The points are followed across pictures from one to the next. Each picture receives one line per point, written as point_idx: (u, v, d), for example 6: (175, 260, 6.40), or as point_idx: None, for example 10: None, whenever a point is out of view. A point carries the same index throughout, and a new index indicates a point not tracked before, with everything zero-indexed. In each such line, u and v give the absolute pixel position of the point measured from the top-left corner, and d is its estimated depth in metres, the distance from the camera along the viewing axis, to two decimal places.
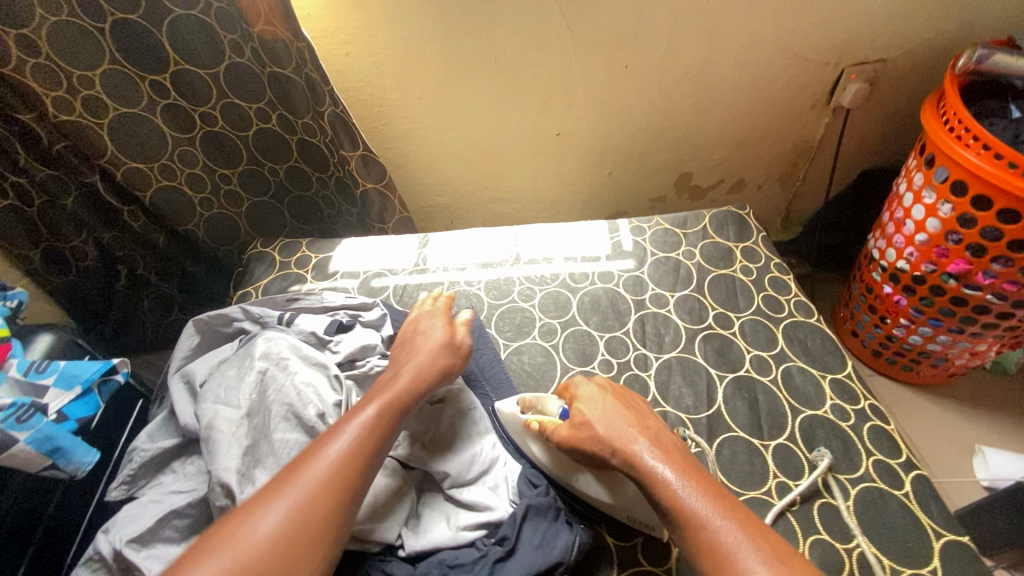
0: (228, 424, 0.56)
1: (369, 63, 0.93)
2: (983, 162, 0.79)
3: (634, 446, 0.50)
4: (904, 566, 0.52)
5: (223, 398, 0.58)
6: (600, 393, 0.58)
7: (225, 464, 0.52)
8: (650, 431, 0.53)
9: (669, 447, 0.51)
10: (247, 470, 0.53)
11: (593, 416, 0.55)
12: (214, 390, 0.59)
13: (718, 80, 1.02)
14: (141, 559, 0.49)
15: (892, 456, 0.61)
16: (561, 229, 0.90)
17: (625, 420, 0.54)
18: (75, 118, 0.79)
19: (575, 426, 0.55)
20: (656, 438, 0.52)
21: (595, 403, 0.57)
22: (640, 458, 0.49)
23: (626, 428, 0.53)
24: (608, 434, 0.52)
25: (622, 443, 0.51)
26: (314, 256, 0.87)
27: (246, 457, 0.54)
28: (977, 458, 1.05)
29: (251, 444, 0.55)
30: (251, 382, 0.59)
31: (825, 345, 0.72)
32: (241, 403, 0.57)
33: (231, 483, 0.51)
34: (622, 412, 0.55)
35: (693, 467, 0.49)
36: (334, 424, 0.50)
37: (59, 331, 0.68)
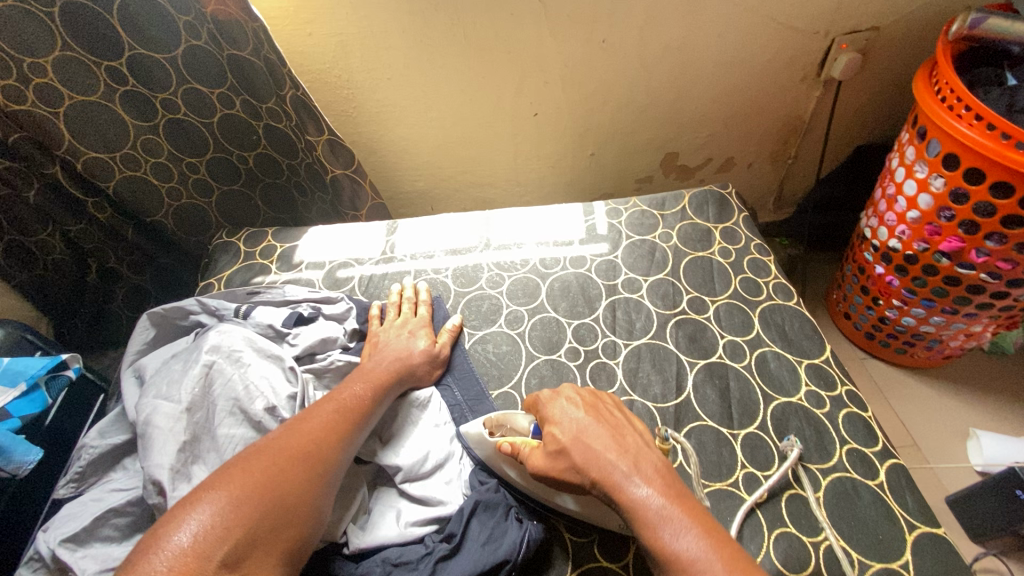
0: (165, 419, 0.53)
1: (333, 43, 0.90)
2: (975, 133, 0.74)
3: (611, 477, 0.46)
4: (872, 559, 0.50)
5: (166, 393, 0.56)
6: (573, 407, 0.53)
7: (159, 461, 0.51)
8: (627, 452, 0.48)
9: (649, 472, 0.46)
10: (183, 467, 0.51)
11: (567, 438, 0.50)
12: (157, 385, 0.57)
13: (702, 53, 0.97)
14: (75, 560, 0.48)
15: (867, 445, 0.58)
16: (533, 212, 0.86)
17: (602, 441, 0.49)
18: (27, 107, 0.74)
19: (550, 453, 0.50)
20: (634, 460, 0.47)
21: (569, 422, 0.51)
22: (618, 490, 0.45)
23: (603, 455, 0.47)
24: (582, 460, 0.48)
25: (597, 473, 0.46)
26: (279, 245, 0.85)
27: (182, 453, 0.52)
28: (970, 442, 1.02)
29: (190, 440, 0.53)
30: (194, 375, 0.57)
31: (803, 329, 0.69)
32: (183, 399, 0.55)
33: (163, 480, 0.50)
34: (597, 431, 0.50)
35: (677, 493, 0.44)
36: (297, 426, 0.51)
37: (8, 325, 0.66)
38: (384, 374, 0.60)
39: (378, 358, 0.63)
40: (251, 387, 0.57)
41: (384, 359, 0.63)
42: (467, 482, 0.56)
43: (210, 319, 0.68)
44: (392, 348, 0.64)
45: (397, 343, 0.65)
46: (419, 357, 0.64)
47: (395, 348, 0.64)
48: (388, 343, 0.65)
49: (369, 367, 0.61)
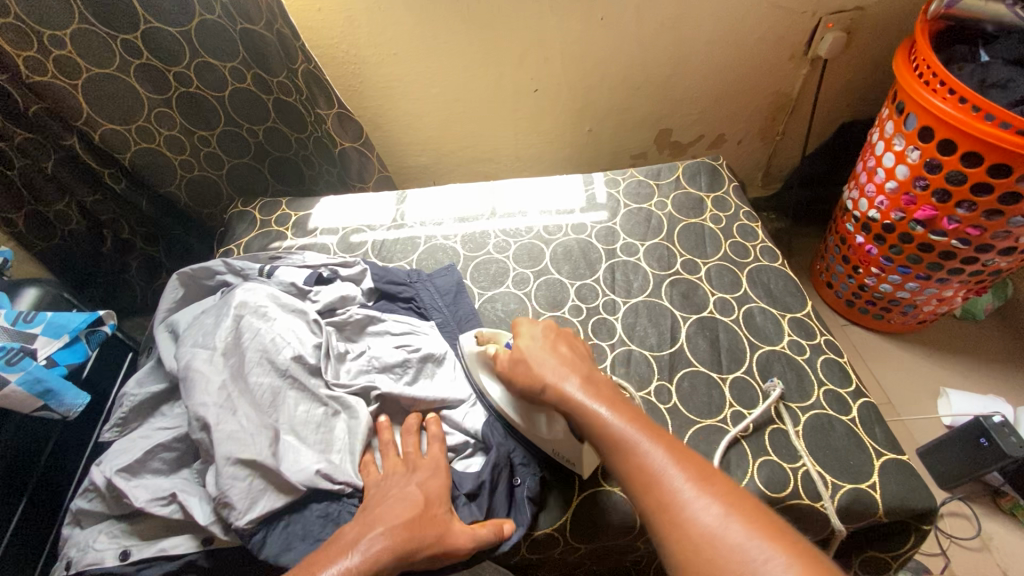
0: (204, 363, 0.59)
1: (342, 18, 0.93)
2: (949, 107, 0.80)
3: (566, 385, 0.53)
4: (844, 481, 0.57)
5: (202, 345, 0.60)
6: (540, 331, 0.60)
7: (203, 400, 0.56)
8: (581, 370, 0.55)
9: (598, 384, 0.54)
10: (226, 402, 0.57)
11: (535, 360, 0.57)
12: (193, 336, 0.62)
13: (696, 31, 1.02)
14: (130, 487, 0.53)
15: (843, 386, 0.64)
16: (536, 182, 0.91)
17: (560, 362, 0.56)
18: (49, 79, 0.77)
19: (514, 362, 0.58)
20: (586, 375, 0.55)
21: (535, 342, 0.59)
22: (572, 396, 0.52)
23: (559, 366, 0.55)
24: (543, 374, 0.55)
25: (555, 383, 0.54)
26: (294, 214, 0.89)
27: (220, 392, 0.57)
28: (940, 399, 1.09)
29: (227, 380, 0.58)
30: (226, 326, 0.62)
31: (787, 287, 0.75)
32: (222, 343, 0.60)
33: (206, 417, 0.55)
34: (553, 353, 0.57)
35: (622, 400, 0.52)
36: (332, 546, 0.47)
37: (45, 284, 0.71)
38: (399, 528, 0.49)
39: (381, 508, 0.51)
40: (280, 340, 0.62)
41: (397, 507, 0.51)
42: (472, 430, 0.62)
43: (236, 280, 0.72)
44: (415, 484, 0.54)
45: (425, 484, 0.54)
46: (437, 503, 0.52)
47: (420, 483, 0.54)
48: (413, 474, 0.55)
49: (376, 510, 0.50)
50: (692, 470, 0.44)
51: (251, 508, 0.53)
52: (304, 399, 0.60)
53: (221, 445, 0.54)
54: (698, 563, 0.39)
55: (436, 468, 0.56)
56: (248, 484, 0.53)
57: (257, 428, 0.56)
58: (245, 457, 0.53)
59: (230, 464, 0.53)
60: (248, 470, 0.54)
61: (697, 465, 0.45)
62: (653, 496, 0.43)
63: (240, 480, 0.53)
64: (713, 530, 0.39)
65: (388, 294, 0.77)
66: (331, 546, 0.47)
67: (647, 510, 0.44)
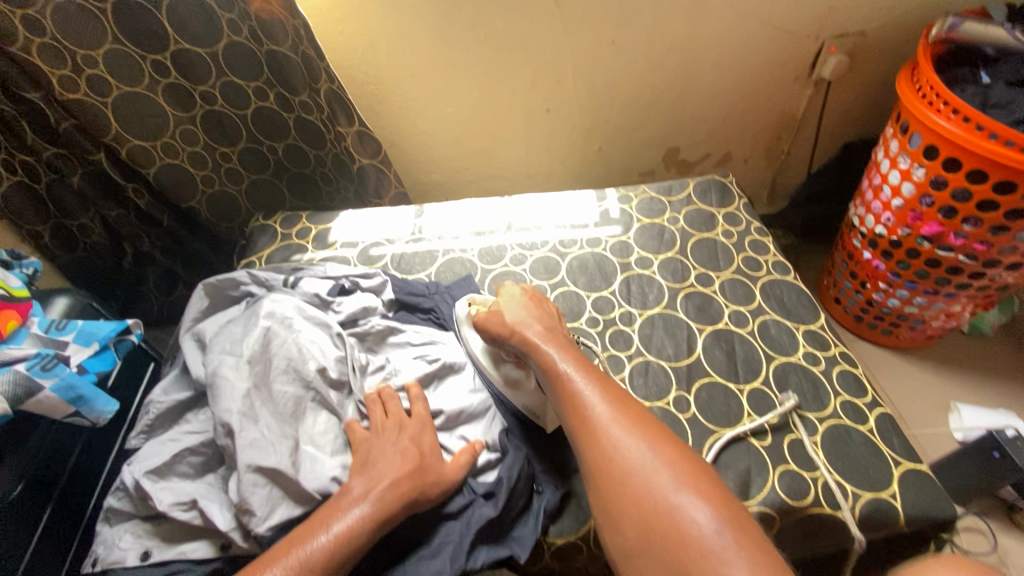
0: (231, 371, 0.59)
1: (363, 41, 0.96)
2: (953, 126, 0.82)
3: (528, 330, 0.62)
4: (864, 490, 0.58)
5: (227, 351, 0.61)
6: (519, 294, 0.69)
7: (227, 408, 0.57)
8: (547, 324, 0.64)
9: (556, 333, 0.62)
10: (248, 410, 0.57)
11: (509, 313, 0.65)
12: (220, 344, 0.63)
13: (703, 54, 1.05)
14: (156, 490, 0.54)
15: (859, 396, 0.65)
16: (550, 198, 0.93)
17: (529, 313, 0.65)
18: (81, 96, 0.79)
19: (490, 313, 0.66)
20: (550, 329, 0.63)
21: (512, 301, 0.68)
22: (532, 340, 0.60)
23: (526, 319, 0.64)
24: (511, 323, 0.63)
25: (522, 330, 0.62)
26: (314, 227, 0.91)
27: (245, 400, 0.58)
28: (951, 414, 1.10)
29: (253, 388, 0.59)
30: (255, 336, 0.62)
31: (800, 300, 0.76)
32: (249, 346, 0.62)
33: (231, 424, 0.56)
34: (527, 309, 0.66)
35: (570, 345, 0.60)
36: (332, 506, 0.50)
37: (75, 295, 0.73)
38: (403, 481, 0.53)
39: (380, 463, 0.54)
40: (305, 346, 0.62)
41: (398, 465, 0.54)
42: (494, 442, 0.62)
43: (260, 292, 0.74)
44: (406, 439, 0.57)
45: (417, 438, 0.58)
46: (431, 453, 0.57)
47: (413, 437, 0.58)
48: (402, 430, 0.58)
49: (377, 466, 0.54)
50: (611, 395, 0.52)
51: (271, 514, 0.53)
52: (323, 411, 0.61)
53: (244, 452, 0.54)
54: (600, 460, 0.47)
55: (423, 423, 0.60)
56: (269, 492, 0.54)
57: (280, 435, 0.56)
58: (267, 465, 0.53)
59: (251, 472, 0.53)
60: (268, 478, 0.54)
61: (617, 393, 0.52)
62: (575, 413, 0.51)
63: (261, 488, 0.53)
64: (617, 440, 0.48)
65: (408, 305, 0.78)
66: (339, 501, 0.51)
67: (570, 425, 0.52)
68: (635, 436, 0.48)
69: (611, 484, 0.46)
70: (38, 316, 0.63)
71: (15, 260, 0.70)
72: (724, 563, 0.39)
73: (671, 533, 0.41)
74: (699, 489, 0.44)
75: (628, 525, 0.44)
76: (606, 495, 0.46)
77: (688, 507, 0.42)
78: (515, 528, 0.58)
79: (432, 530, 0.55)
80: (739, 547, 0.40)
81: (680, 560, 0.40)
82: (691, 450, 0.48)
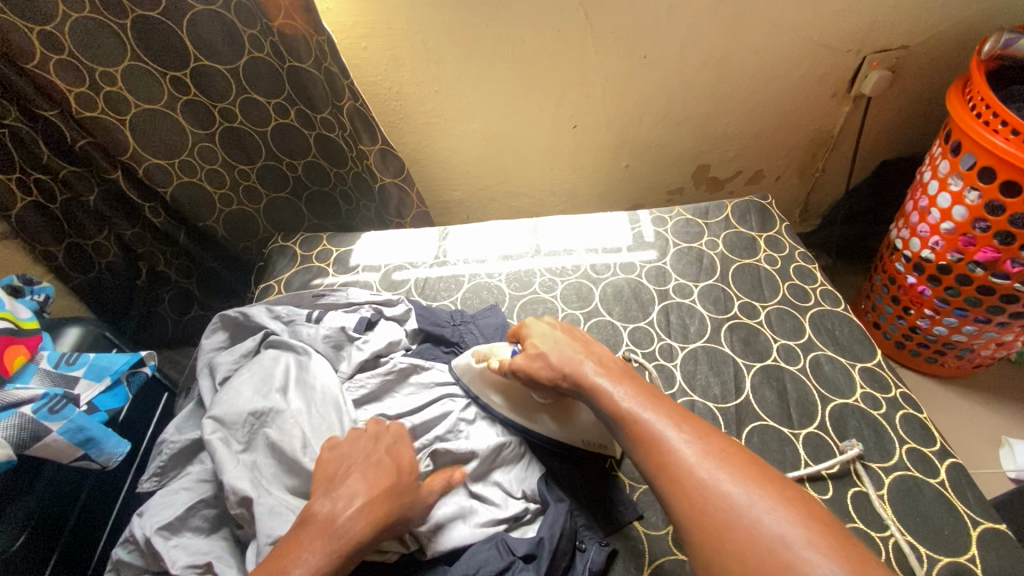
0: (225, 450, 0.55)
1: (386, 57, 0.93)
2: (1011, 147, 0.77)
3: (582, 366, 0.54)
4: (940, 554, 0.52)
5: (240, 404, 0.58)
6: (550, 327, 0.62)
7: (237, 478, 0.52)
8: (597, 356, 0.56)
9: (613, 366, 0.55)
10: (260, 483, 0.53)
11: (549, 354, 0.57)
12: (219, 409, 0.58)
13: (738, 70, 1.01)
14: (169, 548, 0.50)
15: (927, 445, 0.60)
16: (581, 220, 0.89)
17: (577, 348, 0.57)
18: (98, 114, 0.76)
19: (530, 357, 0.58)
20: (602, 360, 0.55)
21: (549, 338, 0.59)
22: (587, 376, 0.53)
23: (576, 356, 0.56)
24: (560, 363, 0.56)
25: (574, 369, 0.55)
26: (335, 249, 0.87)
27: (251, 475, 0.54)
28: (1002, 449, 1.04)
29: (253, 462, 0.55)
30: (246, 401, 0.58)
31: (854, 334, 0.71)
32: (268, 399, 0.59)
33: (247, 492, 0.52)
34: (572, 343, 0.58)
35: (634, 379, 0.52)
36: (296, 535, 0.45)
37: (88, 323, 0.70)
38: (377, 503, 0.48)
39: (348, 482, 0.49)
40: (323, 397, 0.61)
41: (373, 482, 0.49)
42: (530, 491, 0.58)
43: (281, 325, 0.70)
44: (382, 450, 0.52)
45: (393, 450, 0.53)
46: (408, 471, 0.52)
47: (388, 450, 0.53)
48: (378, 441, 0.53)
49: (345, 484, 0.49)
50: (692, 432, 0.45)
51: None
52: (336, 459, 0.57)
53: (262, 521, 0.50)
54: (693, 510, 0.40)
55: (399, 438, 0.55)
56: None
57: (302, 499, 0.53)
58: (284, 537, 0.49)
59: (272, 542, 0.49)
60: None
61: (697, 426, 0.46)
62: (653, 457, 0.45)
63: None
64: (709, 483, 0.41)
65: (432, 336, 0.74)
66: (303, 531, 0.46)
67: (648, 470, 0.45)
68: (729, 478, 0.41)
69: (710, 537, 0.39)
70: (47, 349, 0.59)
71: (26, 287, 0.67)
72: None
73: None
74: (818, 534, 0.37)
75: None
76: (708, 554, 0.39)
77: (809, 562, 0.35)
78: None
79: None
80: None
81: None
82: (801, 491, 0.40)
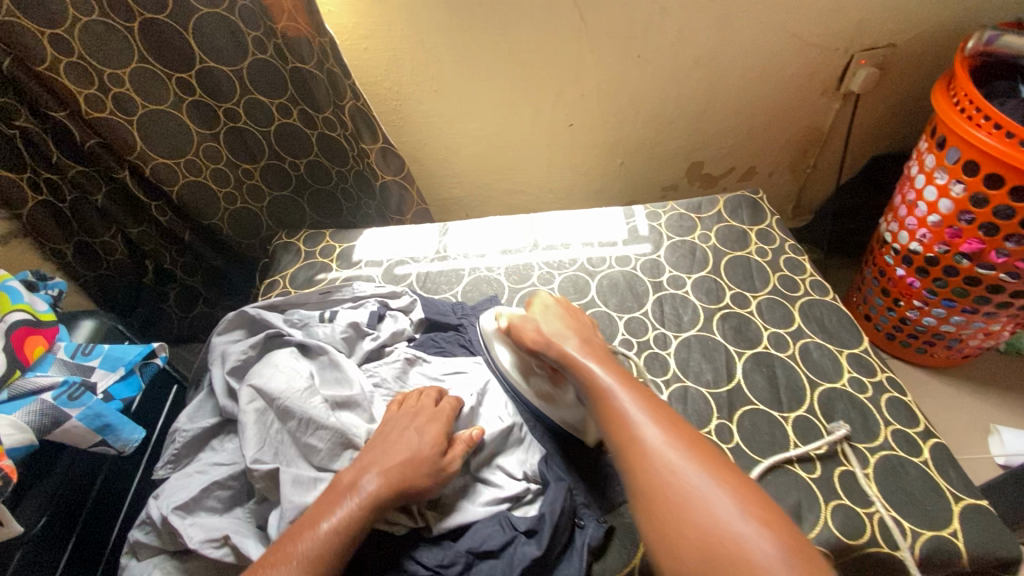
0: (253, 413, 0.58)
1: (387, 58, 0.95)
2: (994, 141, 0.79)
3: (569, 348, 0.60)
4: (924, 528, 0.55)
5: (284, 384, 0.59)
6: (552, 307, 0.68)
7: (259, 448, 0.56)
8: (585, 340, 0.62)
9: (597, 352, 0.60)
10: (280, 455, 0.56)
11: (544, 326, 0.64)
12: (258, 376, 0.61)
13: (730, 67, 1.03)
14: (185, 526, 0.52)
15: (910, 426, 0.63)
16: (577, 215, 0.91)
17: (566, 326, 0.64)
18: (106, 115, 0.78)
19: (525, 323, 0.66)
20: (588, 345, 0.61)
21: (548, 314, 0.67)
22: (572, 357, 0.58)
23: (566, 338, 0.62)
24: (550, 336, 0.62)
25: (558, 343, 0.61)
26: (338, 245, 0.89)
27: (269, 444, 0.57)
28: (991, 437, 1.07)
29: (277, 431, 0.58)
30: (284, 369, 0.61)
31: (841, 322, 0.74)
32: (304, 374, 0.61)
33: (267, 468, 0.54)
34: (564, 326, 0.64)
35: (610, 361, 0.58)
36: (329, 497, 0.50)
37: (100, 316, 0.72)
38: (396, 469, 0.52)
39: (377, 453, 0.54)
40: (355, 388, 0.63)
41: (393, 451, 0.54)
42: (529, 472, 0.60)
43: (293, 328, 0.72)
44: (416, 425, 0.57)
45: (422, 429, 0.56)
46: (433, 445, 0.55)
47: (419, 427, 0.57)
48: (416, 416, 0.58)
49: (372, 455, 0.54)
50: (660, 416, 0.50)
51: None
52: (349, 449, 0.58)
53: (286, 489, 0.53)
54: (654, 484, 0.45)
55: (440, 416, 0.58)
56: None
57: (315, 478, 0.55)
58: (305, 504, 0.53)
59: (290, 515, 0.52)
60: None
61: (667, 414, 0.50)
62: (623, 434, 0.49)
63: None
64: (673, 465, 0.45)
65: (437, 325, 0.77)
66: (333, 493, 0.51)
67: (616, 444, 0.49)
68: (688, 459, 0.46)
69: (667, 511, 0.43)
70: (65, 340, 0.62)
71: (40, 282, 0.69)
72: None
73: (734, 560, 0.39)
74: (758, 514, 0.42)
75: (687, 551, 0.41)
76: (661, 519, 0.43)
77: (750, 536, 0.40)
78: (559, 567, 0.54)
79: (472, 572, 0.53)
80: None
81: None
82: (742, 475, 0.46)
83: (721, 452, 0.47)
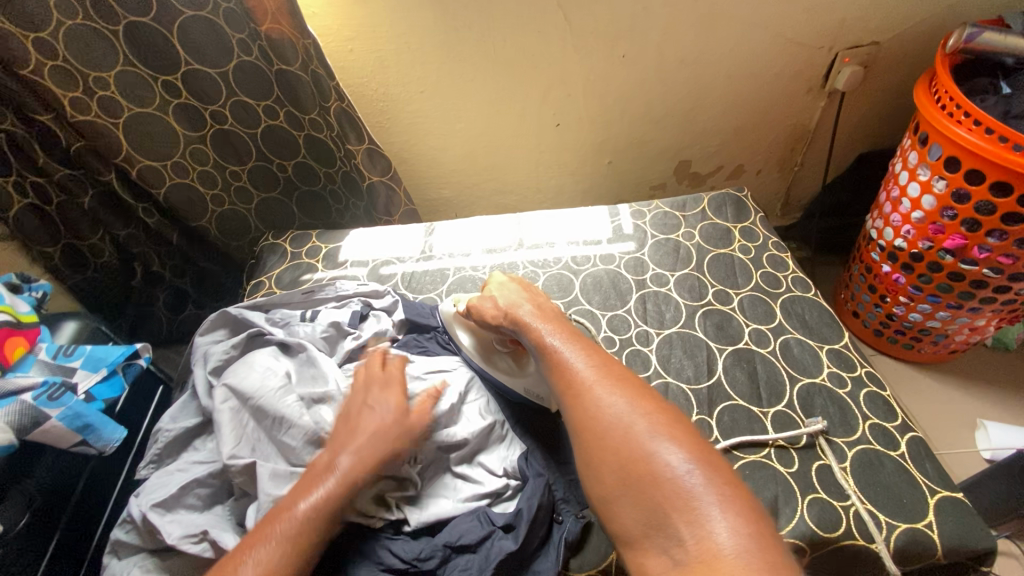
0: (228, 412, 0.59)
1: (373, 59, 0.96)
2: (975, 137, 0.80)
3: (518, 309, 0.63)
4: (899, 521, 0.55)
5: (259, 383, 0.60)
6: (510, 277, 0.71)
7: (233, 444, 0.57)
8: (537, 303, 0.65)
9: (546, 311, 0.63)
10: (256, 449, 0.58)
11: (500, 299, 0.66)
12: (234, 374, 0.61)
13: (714, 66, 1.04)
14: (164, 523, 0.52)
15: (888, 420, 0.63)
16: (562, 214, 0.91)
17: (522, 296, 0.66)
18: (92, 118, 0.78)
19: (483, 299, 0.68)
20: (539, 306, 0.64)
21: (505, 286, 0.69)
22: (521, 316, 0.62)
23: (518, 300, 0.65)
24: (504, 305, 0.65)
25: (513, 311, 0.63)
26: (324, 246, 0.90)
27: (244, 440, 0.57)
28: (978, 432, 1.07)
29: (252, 428, 0.59)
30: (259, 368, 0.62)
31: (822, 318, 0.74)
32: (279, 372, 0.62)
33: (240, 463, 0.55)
34: (518, 291, 0.67)
35: (560, 321, 0.61)
36: (304, 480, 0.51)
37: (84, 318, 0.73)
38: (366, 443, 0.53)
39: (346, 430, 0.55)
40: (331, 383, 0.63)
41: (363, 429, 0.55)
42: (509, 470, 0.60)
43: (275, 327, 0.72)
44: (372, 396, 0.59)
45: (378, 397, 0.58)
46: (395, 411, 0.57)
47: (377, 397, 0.58)
48: (369, 388, 0.60)
49: (340, 431, 0.55)
50: (596, 359, 0.54)
51: None
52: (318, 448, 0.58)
53: (262, 483, 0.54)
54: (583, 416, 0.49)
55: (392, 382, 0.61)
56: None
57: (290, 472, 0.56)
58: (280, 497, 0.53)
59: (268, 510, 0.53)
60: None
61: (601, 357, 0.54)
62: (561, 376, 0.53)
63: None
64: (600, 397, 0.49)
65: (418, 326, 0.76)
66: (309, 475, 0.51)
67: (556, 387, 0.54)
68: (614, 391, 0.50)
69: (594, 439, 0.47)
70: (45, 341, 0.62)
71: (24, 284, 0.69)
72: (697, 499, 0.40)
73: (645, 475, 0.43)
74: (674, 434, 0.45)
75: (609, 474, 0.45)
76: (590, 446, 0.48)
77: (663, 450, 0.44)
78: (535, 562, 0.55)
79: (448, 565, 0.53)
80: (711, 485, 0.41)
81: (659, 503, 0.42)
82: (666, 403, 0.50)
83: (648, 385, 0.51)
